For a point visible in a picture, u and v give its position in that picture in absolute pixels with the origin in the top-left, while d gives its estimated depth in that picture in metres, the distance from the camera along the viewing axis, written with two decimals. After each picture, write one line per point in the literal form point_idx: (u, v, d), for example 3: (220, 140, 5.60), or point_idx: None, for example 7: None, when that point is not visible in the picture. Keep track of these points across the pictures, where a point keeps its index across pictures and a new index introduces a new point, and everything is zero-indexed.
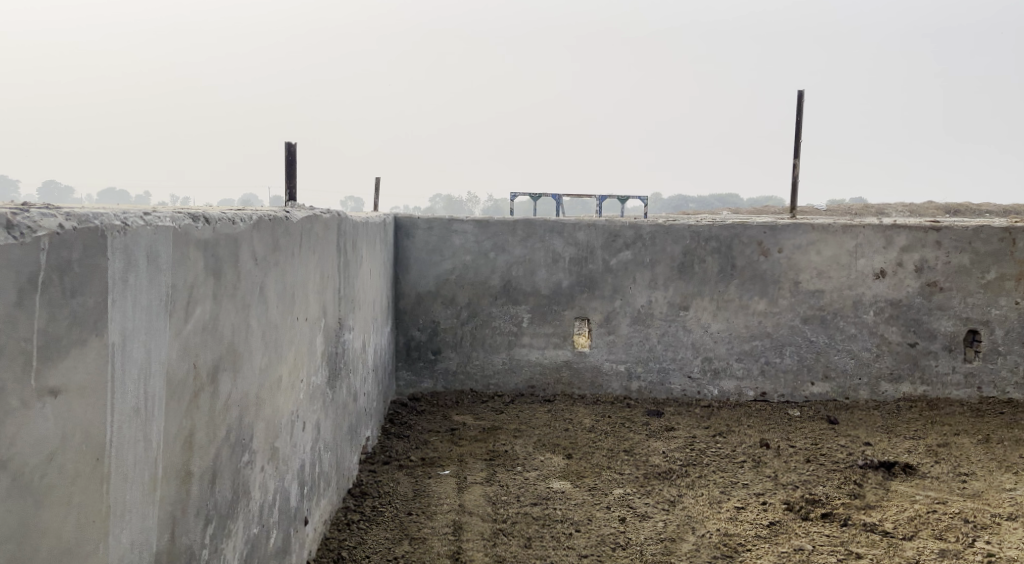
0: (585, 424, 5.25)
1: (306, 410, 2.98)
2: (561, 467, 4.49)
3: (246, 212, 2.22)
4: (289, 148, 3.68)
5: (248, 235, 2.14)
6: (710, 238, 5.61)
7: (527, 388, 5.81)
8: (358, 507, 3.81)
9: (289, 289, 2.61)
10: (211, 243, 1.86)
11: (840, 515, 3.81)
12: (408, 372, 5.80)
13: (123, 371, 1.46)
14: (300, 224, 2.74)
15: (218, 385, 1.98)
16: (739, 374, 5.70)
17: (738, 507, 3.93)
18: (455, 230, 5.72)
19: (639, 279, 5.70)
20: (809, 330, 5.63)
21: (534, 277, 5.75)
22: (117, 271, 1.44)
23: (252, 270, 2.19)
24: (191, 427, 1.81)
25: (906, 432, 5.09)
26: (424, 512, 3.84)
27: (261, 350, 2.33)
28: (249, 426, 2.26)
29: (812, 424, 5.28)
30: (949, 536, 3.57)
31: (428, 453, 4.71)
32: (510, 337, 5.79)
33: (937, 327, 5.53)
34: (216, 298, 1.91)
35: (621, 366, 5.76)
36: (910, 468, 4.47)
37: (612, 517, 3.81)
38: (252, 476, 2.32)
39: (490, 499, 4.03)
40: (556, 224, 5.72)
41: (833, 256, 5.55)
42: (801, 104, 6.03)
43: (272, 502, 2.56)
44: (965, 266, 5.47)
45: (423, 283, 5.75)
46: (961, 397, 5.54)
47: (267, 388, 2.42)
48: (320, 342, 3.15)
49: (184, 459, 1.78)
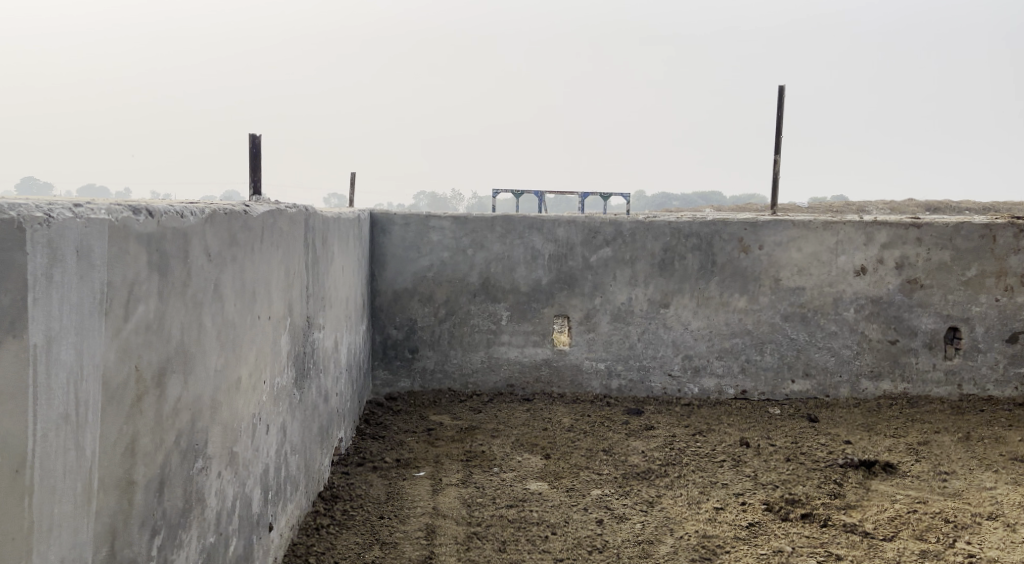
0: (564, 423, 5.17)
1: (270, 412, 2.88)
2: (539, 468, 4.40)
3: (198, 205, 2.12)
4: (253, 141, 3.57)
5: (199, 228, 2.04)
6: (690, 234, 5.54)
7: (505, 387, 5.72)
8: (328, 511, 3.71)
9: (248, 286, 2.51)
10: (156, 238, 1.76)
11: (820, 515, 3.75)
12: (384, 371, 5.70)
13: (50, 375, 1.37)
14: (261, 219, 2.64)
15: (167, 387, 1.88)
16: (720, 372, 5.64)
17: (717, 508, 3.86)
18: (433, 226, 5.62)
19: (619, 277, 5.63)
20: (790, 328, 5.57)
21: (513, 275, 5.66)
22: (40, 266, 1.34)
23: (204, 266, 2.09)
24: (135, 433, 1.71)
25: (887, 430, 5.05)
26: (396, 516, 3.74)
27: (216, 351, 2.23)
28: (203, 430, 2.16)
29: (792, 422, 5.22)
30: (929, 536, 3.51)
31: (403, 453, 4.61)
32: (489, 335, 5.70)
33: (918, 325, 5.49)
34: (162, 296, 1.81)
35: (600, 365, 5.69)
36: (891, 466, 4.41)
37: (589, 519, 3.73)
38: (207, 483, 2.22)
39: (466, 501, 3.94)
40: (535, 220, 5.63)
41: (814, 253, 5.50)
42: (783, 99, 5.96)
43: (232, 508, 2.46)
44: (945, 262, 5.43)
45: (400, 280, 5.65)
46: (942, 395, 5.51)
47: (225, 390, 2.32)
48: (285, 342, 3.04)
49: (127, 467, 1.68)
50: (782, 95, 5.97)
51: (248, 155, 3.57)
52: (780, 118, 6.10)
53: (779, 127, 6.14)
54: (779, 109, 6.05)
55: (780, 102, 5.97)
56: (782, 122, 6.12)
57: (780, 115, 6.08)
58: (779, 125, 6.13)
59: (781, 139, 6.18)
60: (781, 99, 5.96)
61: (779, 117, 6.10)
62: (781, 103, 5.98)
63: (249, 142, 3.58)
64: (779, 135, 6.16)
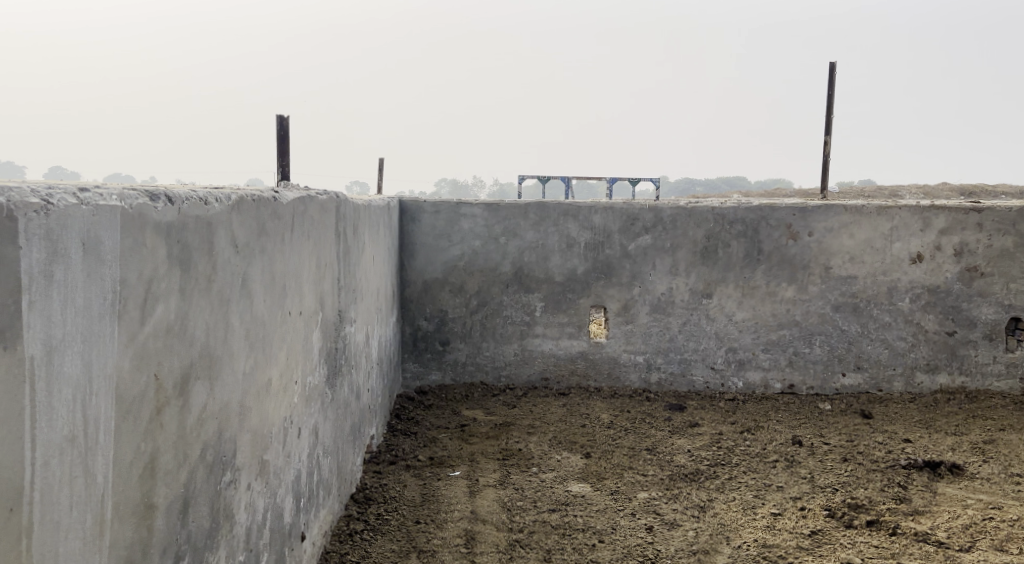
0: (604, 419, 4.93)
1: (302, 414, 2.65)
2: (580, 468, 4.17)
3: (223, 191, 1.89)
4: (280, 122, 3.35)
5: (224, 217, 1.81)
6: (735, 220, 5.27)
7: (540, 380, 5.50)
8: (361, 515, 3.49)
9: (278, 280, 2.28)
10: (176, 227, 1.54)
11: (888, 523, 3.49)
12: (414, 364, 5.49)
13: (51, 392, 1.16)
14: (291, 206, 2.41)
15: (191, 396, 1.65)
16: (766, 365, 5.38)
17: (774, 513, 3.62)
18: (464, 213, 5.38)
19: (660, 265, 5.36)
20: (841, 319, 5.28)
21: (548, 263, 5.42)
22: (37, 263, 1.13)
23: (231, 259, 1.86)
24: (154, 450, 1.49)
25: (947, 427, 4.76)
26: (433, 520, 3.53)
27: (245, 353, 2.01)
28: (231, 440, 1.93)
29: (845, 419, 4.95)
30: (1011, 548, 3.25)
31: (437, 451, 4.40)
32: (523, 327, 5.47)
33: (978, 315, 5.18)
34: (184, 293, 1.59)
35: (639, 357, 5.44)
36: (957, 467, 4.14)
37: (639, 526, 3.50)
38: (236, 497, 1.98)
39: (505, 504, 3.72)
40: (570, 207, 5.38)
41: (866, 239, 5.20)
42: (833, 77, 5.66)
43: (263, 522, 2.23)
44: (1008, 249, 5.11)
45: (430, 270, 5.43)
46: (1003, 389, 5.21)
47: (254, 394, 2.09)
48: (316, 338, 2.81)
49: (145, 491, 1.46)
50: (831, 73, 5.67)
51: (275, 136, 3.35)
52: (829, 98, 5.80)
53: (828, 107, 5.83)
54: (829, 87, 5.75)
55: (830, 80, 5.67)
56: (831, 102, 5.82)
57: (829, 94, 5.78)
58: (829, 105, 5.83)
59: (828, 120, 5.88)
60: (831, 77, 5.66)
61: (828, 97, 5.80)
62: (831, 80, 5.68)
63: (276, 125, 3.36)
64: (828, 116, 5.86)
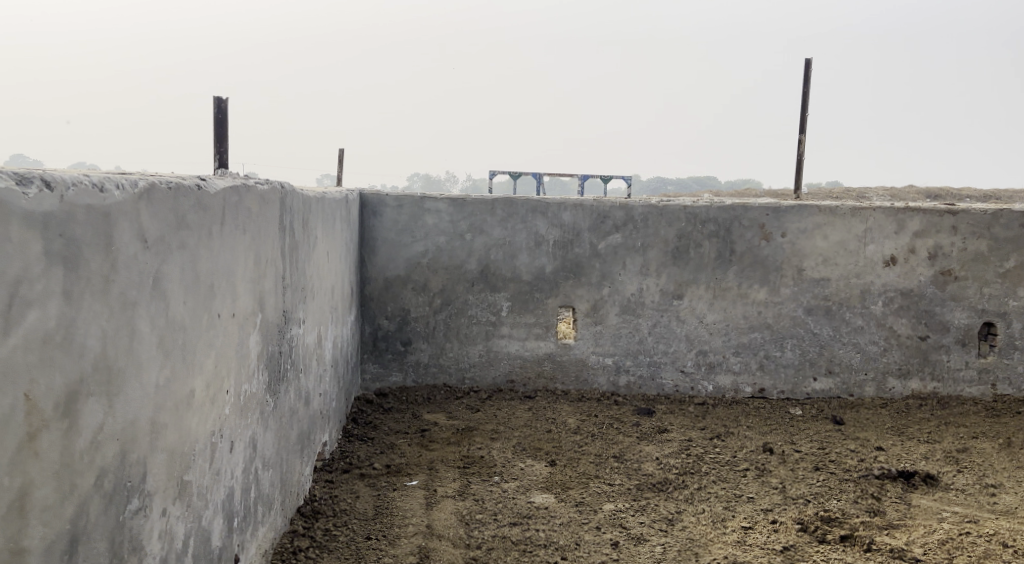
0: (570, 424, 4.74)
1: (236, 426, 2.40)
2: (544, 477, 3.98)
3: (131, 177, 1.66)
4: (219, 104, 3.10)
5: (130, 208, 1.58)
6: (708, 219, 5.10)
7: (505, 383, 5.30)
8: (308, 531, 3.26)
9: (204, 278, 2.03)
10: (57, 218, 1.35)
11: (862, 537, 3.34)
12: (374, 365, 5.27)
13: None
14: (221, 195, 2.18)
15: (82, 416, 1.42)
16: (737, 369, 5.22)
17: (745, 527, 3.46)
18: (428, 208, 5.16)
19: (630, 265, 5.19)
20: (813, 322, 5.15)
21: (514, 262, 5.21)
22: None
23: (142, 257, 1.63)
24: (25, 485, 1.29)
25: (920, 434, 4.64)
26: (385, 536, 3.31)
27: (158, 362, 1.75)
28: (142, 461, 1.68)
29: (817, 425, 4.82)
30: None
31: (394, 459, 4.18)
32: (488, 327, 5.26)
33: (951, 320, 5.07)
34: (70, 295, 1.37)
35: (608, 360, 5.27)
36: (932, 477, 4.01)
37: (603, 541, 3.32)
38: (148, 527, 1.72)
39: (463, 517, 3.51)
40: (539, 203, 5.18)
41: (840, 241, 5.07)
42: (808, 74, 5.52)
43: (184, 550, 1.95)
44: (982, 253, 5.01)
45: (391, 267, 5.20)
46: (974, 395, 5.11)
47: (172, 408, 1.84)
48: (255, 341, 2.57)
49: (10, 534, 1.26)
50: (807, 69, 5.53)
51: (213, 119, 3.11)
52: (804, 95, 5.66)
53: (802, 105, 5.70)
54: (804, 84, 5.61)
55: (805, 76, 5.53)
56: (805, 100, 5.68)
57: (803, 91, 5.64)
58: (803, 103, 5.69)
59: (803, 118, 5.75)
60: (806, 73, 5.52)
61: (802, 94, 5.66)
62: (806, 77, 5.53)
63: (214, 106, 3.12)
64: (802, 114, 5.72)
